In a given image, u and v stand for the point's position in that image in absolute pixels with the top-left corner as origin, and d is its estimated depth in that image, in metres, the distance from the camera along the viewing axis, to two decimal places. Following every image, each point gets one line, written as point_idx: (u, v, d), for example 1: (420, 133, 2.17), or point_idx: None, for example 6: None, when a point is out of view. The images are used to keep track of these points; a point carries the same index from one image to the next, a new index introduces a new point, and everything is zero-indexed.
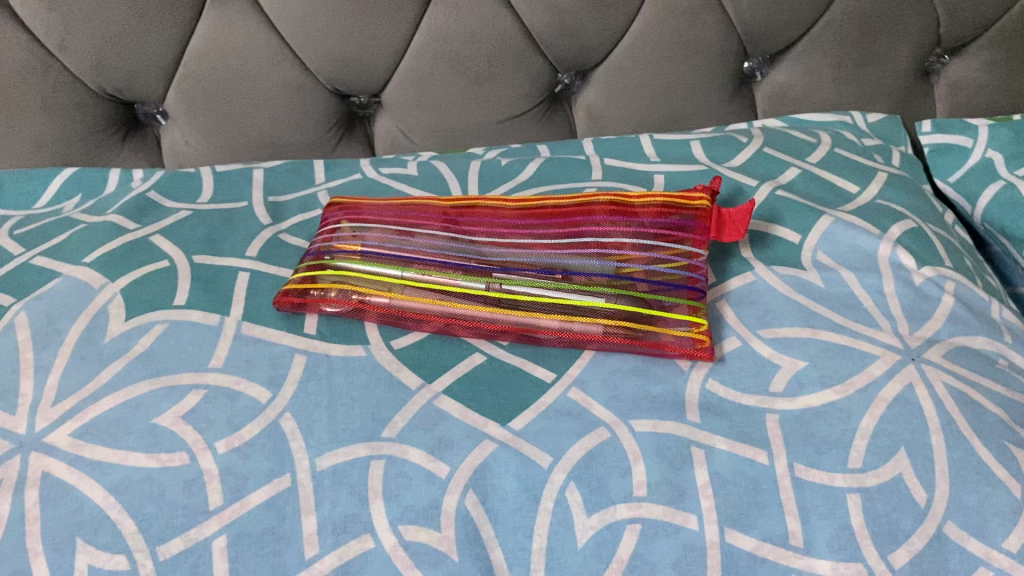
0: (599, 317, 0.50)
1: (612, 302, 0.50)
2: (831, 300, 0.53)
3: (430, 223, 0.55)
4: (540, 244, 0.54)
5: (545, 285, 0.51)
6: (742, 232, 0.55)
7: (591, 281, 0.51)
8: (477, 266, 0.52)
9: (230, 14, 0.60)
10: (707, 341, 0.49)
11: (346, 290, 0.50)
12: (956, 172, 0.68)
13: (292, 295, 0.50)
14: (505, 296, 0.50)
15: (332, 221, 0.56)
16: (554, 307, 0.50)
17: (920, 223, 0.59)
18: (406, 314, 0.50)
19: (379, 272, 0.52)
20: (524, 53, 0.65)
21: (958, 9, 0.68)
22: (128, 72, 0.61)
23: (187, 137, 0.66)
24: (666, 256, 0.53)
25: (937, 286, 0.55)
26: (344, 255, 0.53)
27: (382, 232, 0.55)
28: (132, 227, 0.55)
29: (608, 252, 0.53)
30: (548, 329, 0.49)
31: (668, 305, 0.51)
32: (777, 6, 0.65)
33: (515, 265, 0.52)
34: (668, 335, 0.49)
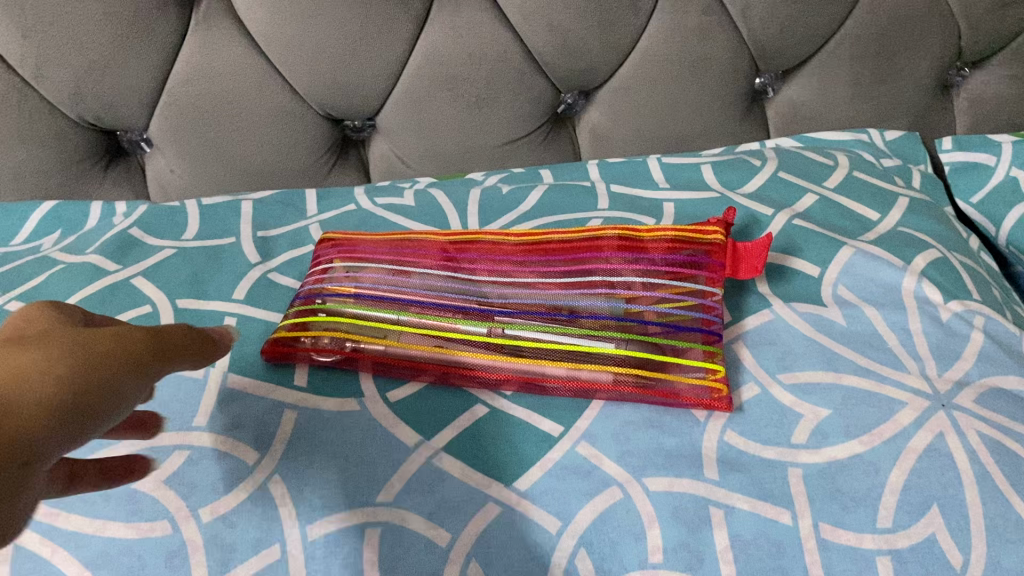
0: (608, 364, 0.47)
1: (622, 347, 0.47)
2: (854, 340, 0.50)
3: (429, 261, 0.53)
4: (544, 283, 0.51)
5: (550, 330, 0.48)
6: (759, 268, 0.52)
7: (600, 324, 0.48)
8: (479, 308, 0.50)
9: (214, 38, 0.57)
10: (725, 390, 0.46)
11: (338, 337, 0.48)
12: (979, 191, 0.65)
13: (281, 345, 0.48)
14: (508, 342, 0.48)
15: (325, 257, 0.53)
16: (559, 354, 0.47)
17: (945, 251, 0.56)
18: (402, 362, 0.47)
19: (373, 317, 0.49)
20: (525, 74, 0.62)
21: (981, 23, 0.64)
22: (108, 101, 0.58)
23: (173, 165, 0.63)
24: (677, 295, 0.49)
25: (966, 322, 0.51)
26: (337, 297, 0.50)
27: (378, 271, 0.52)
28: (113, 268, 0.52)
29: (616, 292, 0.50)
30: (555, 377, 0.47)
31: (682, 350, 0.47)
32: (790, 22, 0.62)
33: (518, 307, 0.50)
34: (683, 384, 0.46)
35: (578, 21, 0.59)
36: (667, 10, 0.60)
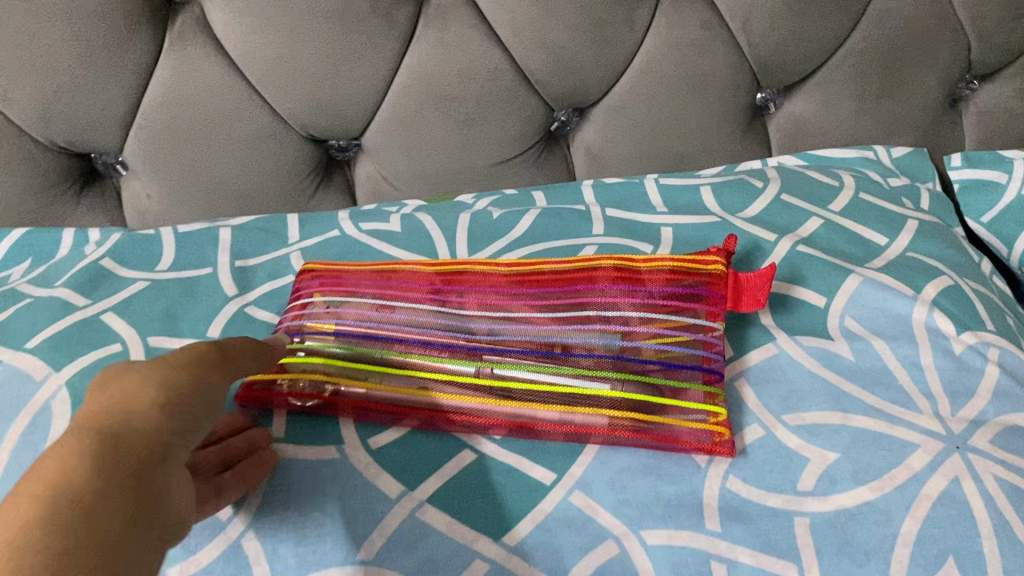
0: (603, 407, 0.44)
1: (618, 389, 0.44)
2: (864, 377, 0.47)
3: (415, 293, 0.50)
4: (536, 317, 0.48)
5: (542, 369, 0.45)
6: (762, 300, 0.49)
7: (595, 363, 0.46)
8: (466, 346, 0.47)
9: (189, 57, 0.54)
10: (728, 433, 0.44)
11: (318, 381, 0.45)
12: (990, 211, 0.62)
13: (255, 389, 0.45)
14: (498, 383, 0.45)
15: (305, 291, 0.51)
16: (552, 396, 0.44)
17: (957, 278, 0.53)
18: (385, 406, 0.45)
19: (354, 357, 0.47)
20: (517, 92, 0.59)
21: (991, 35, 0.62)
22: (81, 124, 0.56)
23: (149, 190, 0.60)
24: (676, 330, 0.47)
25: (980, 355, 0.49)
26: (317, 336, 0.48)
27: (360, 305, 0.49)
28: (82, 303, 0.50)
29: (611, 327, 0.47)
30: (547, 421, 0.44)
31: (682, 390, 0.45)
32: (793, 36, 0.59)
33: (508, 344, 0.47)
34: (684, 427, 0.44)
35: (571, 37, 0.56)
36: (664, 25, 0.57)
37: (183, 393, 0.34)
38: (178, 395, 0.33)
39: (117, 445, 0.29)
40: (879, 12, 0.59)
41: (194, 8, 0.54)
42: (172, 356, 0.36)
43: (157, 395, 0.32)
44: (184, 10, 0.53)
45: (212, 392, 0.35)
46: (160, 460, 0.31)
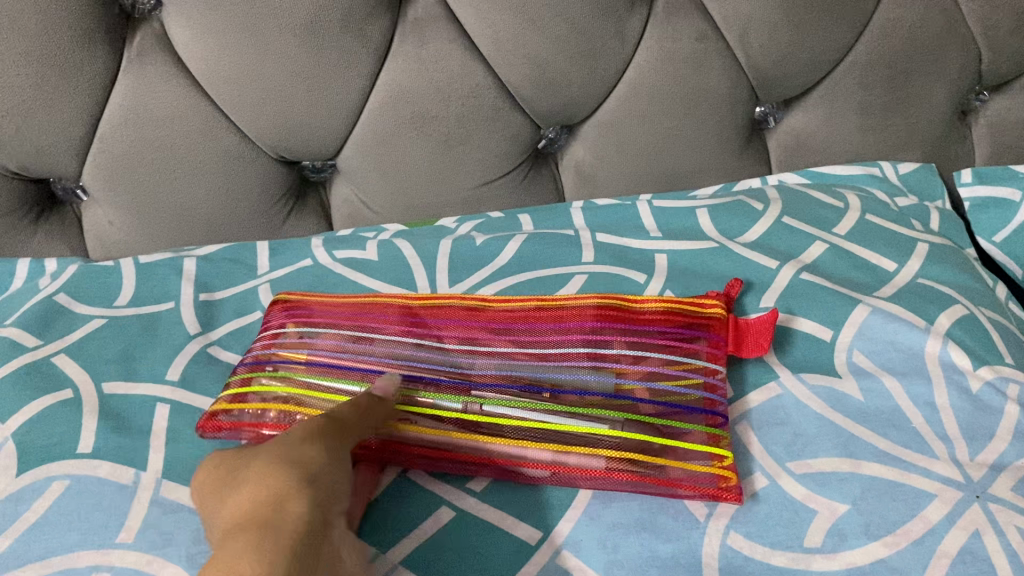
0: (599, 448, 0.41)
1: (616, 429, 0.41)
2: (874, 419, 0.44)
3: (394, 324, 0.47)
4: (524, 353, 0.45)
5: (534, 405, 0.42)
6: (766, 346, 0.47)
7: (590, 402, 0.43)
8: (452, 379, 0.44)
9: (150, 77, 0.51)
10: (735, 478, 0.40)
11: (288, 410, 0.42)
12: (1003, 229, 0.59)
13: (217, 418, 0.42)
14: (485, 418, 0.42)
15: (273, 321, 0.47)
16: (543, 436, 0.41)
17: (971, 307, 0.50)
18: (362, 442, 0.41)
19: (328, 388, 0.43)
20: (500, 110, 0.56)
21: (1004, 44, 0.58)
22: (35, 148, 0.52)
23: (112, 217, 0.57)
24: (676, 371, 0.44)
25: (999, 393, 0.45)
26: (287, 364, 0.44)
27: (334, 334, 0.46)
28: (32, 344, 0.46)
29: (605, 364, 0.44)
30: (537, 462, 0.40)
31: (683, 433, 0.42)
32: (793, 47, 0.56)
33: (495, 380, 0.44)
34: (688, 471, 0.40)
35: (557, 51, 0.53)
36: (656, 38, 0.54)
37: (308, 466, 0.34)
38: (309, 477, 0.34)
39: (275, 525, 0.31)
40: (884, 22, 0.56)
41: (154, 24, 0.50)
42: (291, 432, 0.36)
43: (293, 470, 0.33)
44: (144, 26, 0.50)
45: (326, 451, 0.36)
46: (320, 541, 0.31)
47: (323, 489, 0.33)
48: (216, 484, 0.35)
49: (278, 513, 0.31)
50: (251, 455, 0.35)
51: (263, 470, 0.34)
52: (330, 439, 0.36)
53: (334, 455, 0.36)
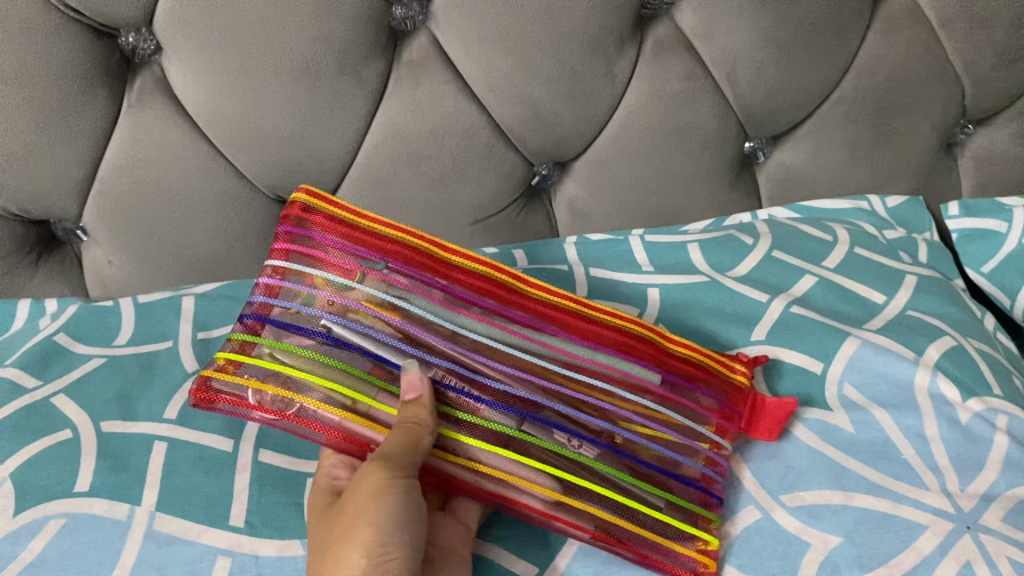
0: (595, 512, 0.39)
1: (619, 497, 0.40)
2: (865, 450, 0.44)
3: (429, 294, 0.42)
4: (553, 371, 0.41)
5: (567, 450, 0.39)
6: (775, 436, 0.44)
7: (612, 457, 0.41)
8: (491, 384, 0.40)
9: (149, 120, 0.52)
10: (713, 567, 0.40)
11: (283, 395, 0.37)
12: (990, 261, 0.61)
13: (210, 389, 0.38)
14: (519, 455, 0.39)
15: (295, 260, 0.41)
16: (549, 484, 0.39)
17: (960, 338, 0.51)
18: (351, 440, 0.38)
19: (327, 373, 0.38)
20: (494, 148, 0.57)
21: (986, 79, 0.60)
22: (36, 191, 0.53)
23: (111, 257, 0.58)
24: (686, 439, 0.43)
25: (988, 424, 0.46)
26: (299, 334, 0.39)
27: (370, 299, 0.40)
28: (32, 385, 0.46)
29: (625, 417, 0.42)
30: (531, 505, 0.39)
31: (681, 509, 0.41)
32: (780, 84, 0.57)
33: (518, 395, 0.40)
34: (671, 554, 0.40)
35: (549, 91, 0.54)
36: (646, 76, 0.55)
37: (371, 558, 0.35)
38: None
39: None
40: (868, 59, 0.57)
41: (153, 69, 0.52)
42: (368, 489, 0.36)
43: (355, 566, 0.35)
44: (144, 70, 0.52)
45: (393, 523, 0.36)
46: None
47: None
48: (327, 516, 0.38)
49: None
50: (342, 505, 0.37)
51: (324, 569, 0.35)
52: (371, 510, 0.36)
53: (381, 527, 0.35)
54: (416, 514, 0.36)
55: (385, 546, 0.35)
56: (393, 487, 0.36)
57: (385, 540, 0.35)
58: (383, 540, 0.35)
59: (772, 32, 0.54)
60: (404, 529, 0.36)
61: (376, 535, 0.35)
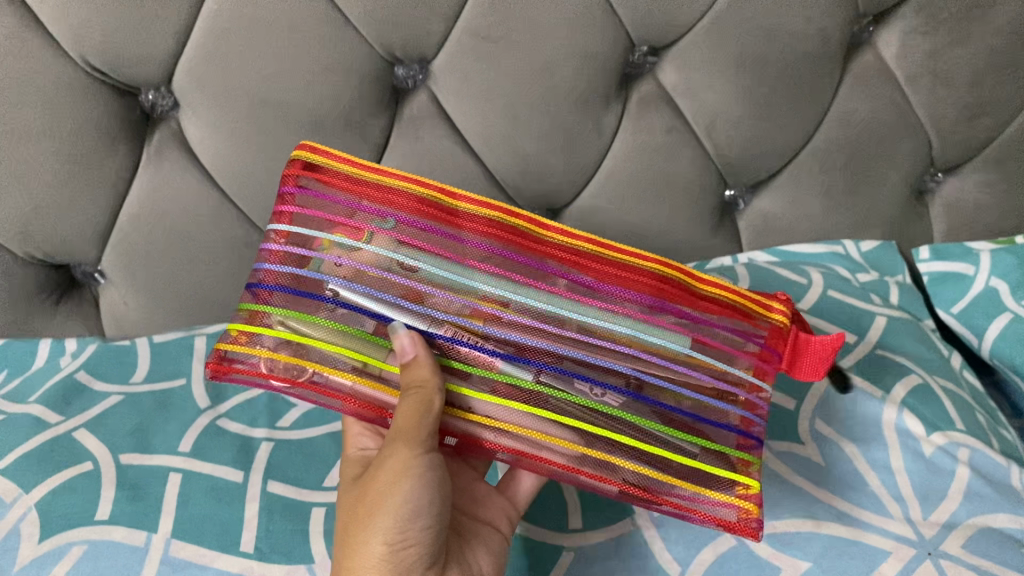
0: (623, 460, 0.40)
1: (644, 446, 0.40)
2: (834, 481, 0.47)
3: (439, 247, 0.42)
4: (569, 318, 0.42)
5: (589, 400, 0.40)
6: (820, 373, 0.46)
7: (637, 405, 0.41)
8: (502, 336, 0.40)
9: (167, 173, 0.56)
10: (757, 514, 0.40)
11: (297, 363, 0.40)
12: (959, 301, 0.64)
13: (226, 360, 0.40)
14: (537, 409, 0.40)
15: (300, 223, 0.42)
16: (573, 435, 0.40)
17: (925, 377, 0.54)
18: (367, 404, 0.41)
19: (334, 339, 0.39)
20: (489, 197, 0.60)
21: (950, 132, 0.64)
22: (59, 238, 0.56)
23: (127, 298, 0.61)
24: (712, 382, 0.43)
25: (950, 456, 0.49)
26: (308, 300, 0.40)
27: (378, 259, 0.41)
28: (55, 420, 0.50)
29: (646, 362, 0.42)
30: (557, 462, 0.40)
31: (711, 457, 0.41)
32: (756, 137, 0.61)
33: (531, 345, 0.40)
34: (712, 503, 0.41)
35: (539, 144, 0.58)
36: (631, 130, 0.59)
37: (393, 541, 0.37)
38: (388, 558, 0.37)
39: None
40: (839, 113, 0.61)
41: (170, 123, 0.56)
42: (391, 472, 0.38)
43: (377, 549, 0.37)
44: (162, 125, 0.56)
45: (412, 508, 0.38)
46: None
47: (401, 562, 0.37)
48: (355, 497, 0.40)
49: None
50: (367, 487, 0.39)
51: (348, 549, 0.38)
52: (391, 495, 0.38)
53: (400, 515, 0.37)
54: (435, 496, 0.38)
55: (406, 532, 0.37)
56: (411, 468, 0.38)
57: (404, 527, 0.38)
58: (403, 524, 0.37)
59: (748, 89, 0.58)
60: (425, 515, 0.38)
61: (396, 520, 0.37)
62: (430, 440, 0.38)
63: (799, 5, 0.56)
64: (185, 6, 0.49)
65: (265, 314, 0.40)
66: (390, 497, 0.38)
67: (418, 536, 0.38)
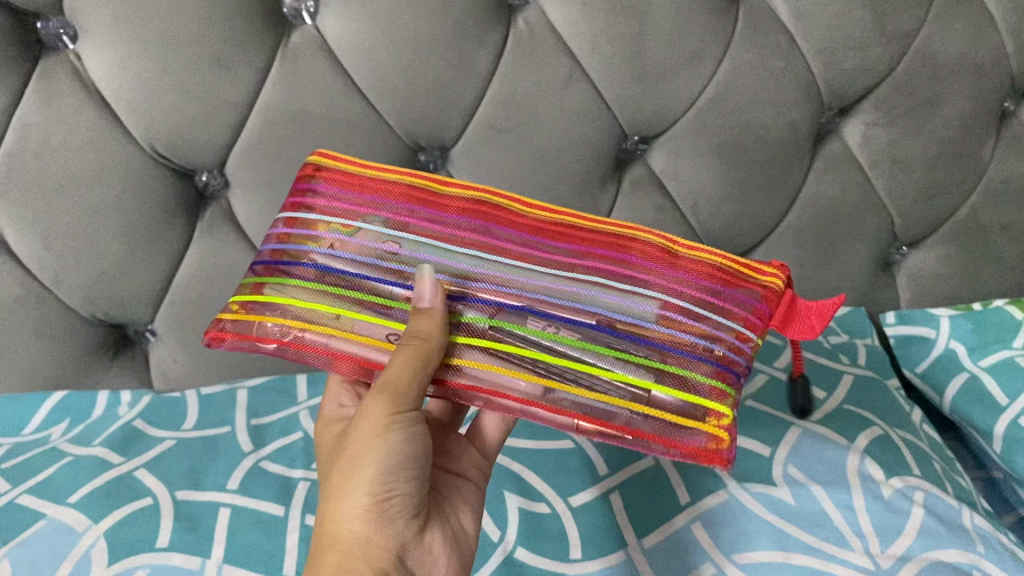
0: (582, 387, 0.42)
1: (606, 372, 0.43)
2: (803, 519, 0.54)
3: (424, 219, 0.48)
4: (541, 270, 0.46)
5: (545, 334, 0.43)
6: (812, 333, 0.48)
7: (599, 337, 0.44)
8: (470, 284, 0.45)
9: (217, 243, 0.64)
10: (725, 442, 0.42)
11: (278, 324, 0.45)
12: (922, 361, 0.72)
13: (225, 329, 0.46)
14: (495, 344, 0.43)
15: (304, 211, 0.48)
16: (528, 367, 0.43)
17: (886, 429, 0.61)
18: (347, 357, 0.44)
19: (316, 301, 0.45)
20: None
21: (910, 212, 0.72)
22: (120, 302, 0.63)
23: (174, 355, 0.68)
24: (679, 319, 0.45)
25: (906, 498, 0.56)
26: (296, 268, 0.46)
27: (370, 234, 0.47)
28: (118, 461, 0.56)
29: (608, 305, 0.45)
30: (516, 394, 0.42)
31: (679, 382, 0.43)
32: (736, 215, 0.69)
33: (492, 291, 0.45)
34: (681, 431, 0.42)
35: None
36: (625, 208, 0.67)
37: (381, 491, 0.41)
38: (375, 507, 0.41)
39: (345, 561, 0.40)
40: (810, 195, 0.69)
41: (220, 201, 0.64)
42: (375, 427, 0.41)
43: (364, 500, 0.40)
44: (213, 203, 0.64)
45: (398, 463, 0.41)
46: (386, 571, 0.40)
47: (383, 511, 0.41)
48: (336, 449, 0.43)
49: (348, 549, 0.40)
50: (348, 440, 0.42)
51: (334, 493, 0.41)
52: (377, 449, 0.41)
53: (387, 469, 0.41)
54: (418, 452, 0.42)
55: (391, 484, 0.41)
56: (396, 426, 0.41)
57: (389, 479, 0.41)
58: (388, 477, 0.41)
59: (728, 174, 0.66)
60: (409, 468, 0.42)
61: (383, 473, 0.41)
62: (417, 402, 0.42)
63: (772, 103, 0.64)
64: (241, 103, 0.57)
65: (259, 287, 0.46)
66: (375, 453, 0.41)
67: (402, 488, 0.42)
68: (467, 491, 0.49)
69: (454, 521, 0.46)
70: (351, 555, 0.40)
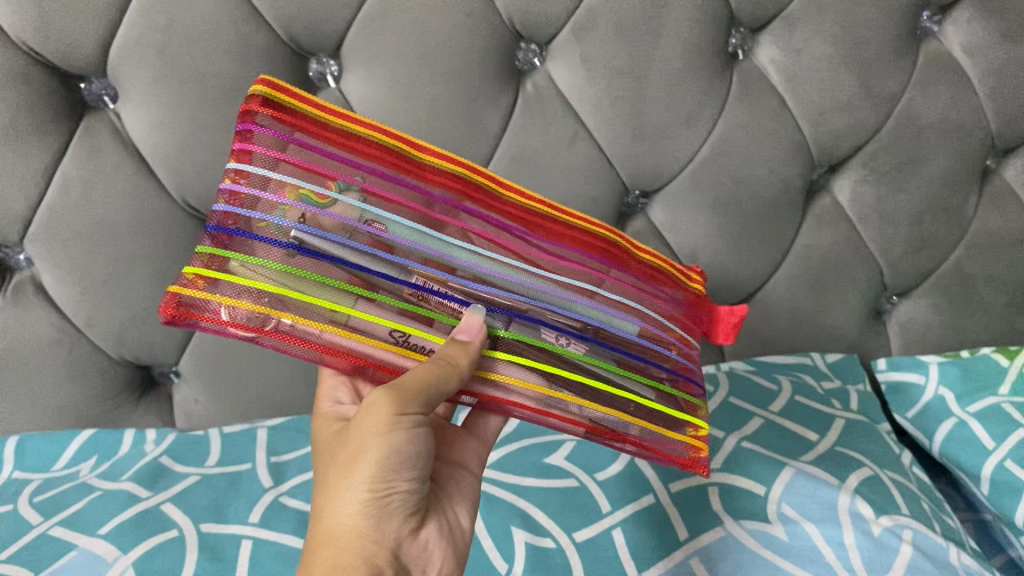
0: (590, 401, 0.49)
1: (610, 387, 0.51)
2: (796, 554, 0.56)
3: (403, 199, 0.49)
4: (526, 269, 0.51)
5: (554, 347, 0.49)
6: (731, 336, 0.64)
7: (594, 348, 0.51)
8: (463, 283, 0.48)
9: None
10: (704, 452, 0.54)
11: (261, 312, 0.43)
12: (912, 407, 0.75)
13: (183, 306, 0.42)
14: (518, 356, 0.48)
15: (259, 164, 0.45)
16: (543, 379, 0.48)
17: (876, 469, 0.64)
18: (337, 351, 0.45)
19: (302, 289, 0.44)
20: None
21: (898, 263, 0.75)
22: (147, 344, 0.67)
23: (197, 395, 0.72)
24: (648, 330, 0.55)
25: (895, 535, 0.58)
26: (268, 246, 0.44)
27: (348, 209, 0.46)
28: (145, 495, 0.59)
29: (596, 316, 0.52)
30: (530, 405, 0.48)
31: (659, 399, 0.53)
32: (732, 264, 0.72)
33: (486, 287, 0.49)
34: (669, 443, 0.53)
35: None
36: None
37: (380, 489, 0.42)
38: (373, 504, 0.42)
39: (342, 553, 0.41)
40: (802, 247, 0.73)
41: None
42: (380, 426, 0.42)
43: (363, 495, 0.42)
44: None
45: (399, 461, 0.43)
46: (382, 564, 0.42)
47: (382, 506, 0.43)
48: (340, 441, 0.45)
49: (345, 543, 0.42)
50: (352, 433, 0.44)
51: (333, 489, 0.43)
52: (380, 447, 0.42)
53: (389, 466, 0.42)
54: (421, 451, 0.43)
55: (391, 481, 0.43)
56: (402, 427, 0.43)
57: (391, 476, 0.43)
58: (389, 474, 0.43)
59: (725, 227, 0.70)
60: (409, 467, 0.43)
61: (385, 471, 0.42)
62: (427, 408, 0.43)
63: (765, 160, 0.68)
64: None
65: (223, 261, 0.44)
66: (377, 449, 0.42)
67: (401, 484, 0.43)
68: (465, 482, 0.51)
69: (450, 514, 0.49)
70: (348, 549, 0.42)
